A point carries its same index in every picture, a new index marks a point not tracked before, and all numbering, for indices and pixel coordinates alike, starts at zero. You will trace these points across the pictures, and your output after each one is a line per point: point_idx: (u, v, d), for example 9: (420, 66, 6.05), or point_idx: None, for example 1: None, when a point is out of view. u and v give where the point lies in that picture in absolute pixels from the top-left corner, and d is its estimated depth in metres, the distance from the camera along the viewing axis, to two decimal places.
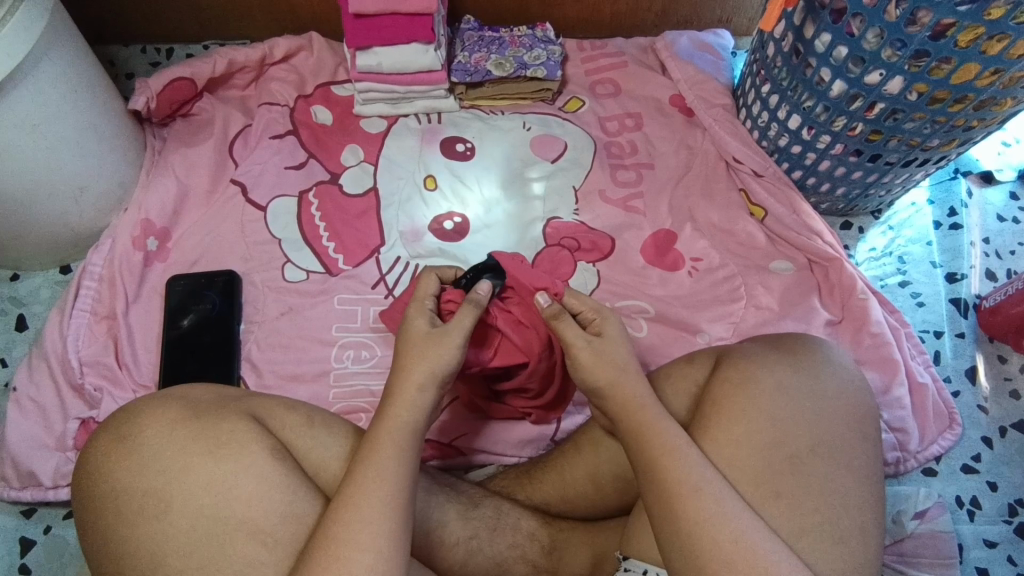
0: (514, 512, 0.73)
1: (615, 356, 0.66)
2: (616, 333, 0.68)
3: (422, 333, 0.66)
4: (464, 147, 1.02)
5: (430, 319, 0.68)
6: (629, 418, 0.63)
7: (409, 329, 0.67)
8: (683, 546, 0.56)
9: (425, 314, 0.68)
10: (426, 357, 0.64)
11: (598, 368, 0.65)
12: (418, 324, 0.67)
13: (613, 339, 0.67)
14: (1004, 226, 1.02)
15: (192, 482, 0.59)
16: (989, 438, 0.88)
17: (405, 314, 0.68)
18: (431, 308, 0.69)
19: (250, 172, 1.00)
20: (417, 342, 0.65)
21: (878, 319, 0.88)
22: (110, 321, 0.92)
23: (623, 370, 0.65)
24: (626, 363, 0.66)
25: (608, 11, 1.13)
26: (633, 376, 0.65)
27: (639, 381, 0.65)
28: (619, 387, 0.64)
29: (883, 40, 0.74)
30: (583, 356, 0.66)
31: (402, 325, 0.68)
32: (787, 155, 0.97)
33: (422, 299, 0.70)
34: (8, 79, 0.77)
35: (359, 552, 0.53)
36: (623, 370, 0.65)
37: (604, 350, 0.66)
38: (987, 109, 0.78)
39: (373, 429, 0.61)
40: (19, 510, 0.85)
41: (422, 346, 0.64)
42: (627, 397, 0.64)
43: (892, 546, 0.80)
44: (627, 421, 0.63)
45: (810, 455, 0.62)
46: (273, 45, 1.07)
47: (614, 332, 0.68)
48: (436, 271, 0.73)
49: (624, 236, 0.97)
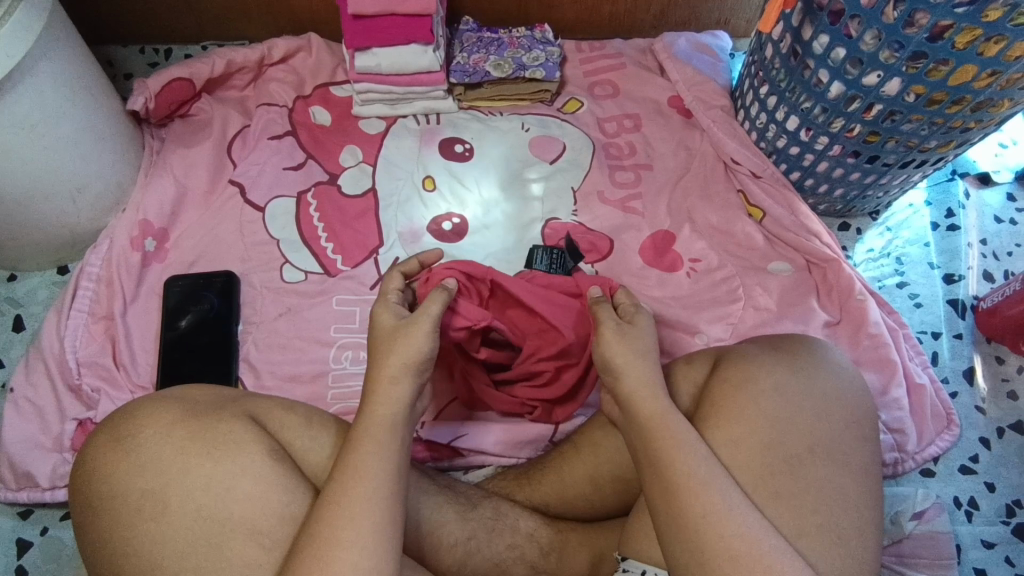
0: (513, 513, 0.73)
1: (639, 341, 0.67)
2: (647, 324, 0.70)
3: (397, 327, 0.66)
4: (463, 147, 1.02)
5: (396, 311, 0.68)
6: (638, 408, 0.63)
7: (376, 327, 0.67)
8: (688, 540, 0.56)
9: (391, 308, 0.68)
10: (414, 353, 0.64)
11: (619, 348, 0.66)
12: (388, 318, 0.67)
13: (644, 327, 0.69)
14: (1002, 228, 1.02)
15: (189, 483, 0.59)
16: (987, 438, 0.88)
17: (372, 312, 0.69)
18: (394, 301, 0.70)
19: (249, 173, 1.00)
20: (384, 336, 0.65)
21: (876, 320, 0.88)
22: (108, 322, 0.92)
23: (639, 358, 0.66)
24: (647, 351, 0.67)
25: (605, 12, 1.13)
26: (640, 370, 0.65)
27: (655, 368, 0.66)
28: (627, 375, 0.65)
29: (881, 42, 0.75)
30: (608, 333, 0.67)
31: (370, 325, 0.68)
32: (785, 156, 0.97)
33: (387, 293, 0.71)
34: (7, 79, 0.76)
35: (358, 553, 0.53)
36: (641, 355, 0.66)
37: (630, 334, 0.68)
38: (984, 111, 0.79)
39: (354, 426, 0.61)
40: (15, 511, 0.85)
41: (388, 339, 0.65)
42: (636, 386, 0.64)
43: (891, 547, 0.80)
44: (636, 409, 0.63)
45: (809, 455, 0.62)
46: (272, 46, 1.07)
47: (645, 324, 0.70)
48: (398, 267, 0.73)
49: (622, 238, 0.97)
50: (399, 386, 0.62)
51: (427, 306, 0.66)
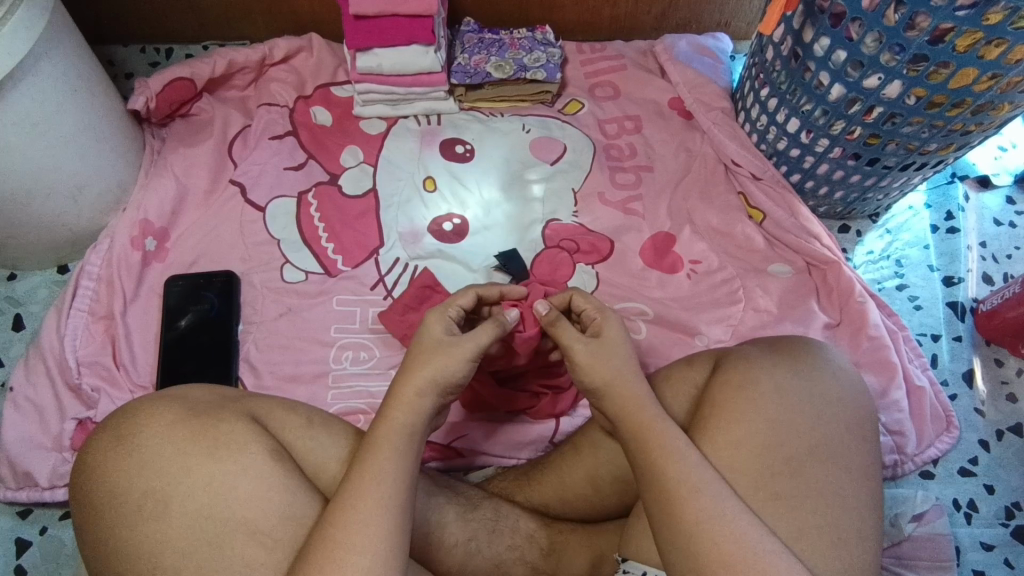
0: (512, 515, 0.73)
1: (613, 357, 0.66)
2: (617, 334, 0.68)
3: (434, 339, 0.66)
4: (464, 148, 1.02)
5: (448, 325, 0.68)
6: (629, 419, 0.63)
7: (425, 336, 0.67)
8: (682, 547, 0.56)
9: (444, 322, 0.68)
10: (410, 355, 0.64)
11: (595, 368, 0.66)
12: (436, 333, 0.67)
13: (615, 339, 0.68)
14: (1000, 231, 1.03)
15: (190, 483, 0.59)
16: (986, 441, 0.89)
17: (424, 320, 0.69)
18: (453, 316, 0.70)
19: (249, 173, 1.00)
20: (428, 349, 0.65)
21: (877, 322, 0.88)
22: (108, 322, 0.92)
23: (621, 372, 0.65)
24: (626, 365, 0.66)
25: (607, 14, 1.13)
26: (625, 382, 0.65)
27: (636, 381, 0.65)
28: (619, 389, 0.65)
29: (882, 45, 0.75)
30: (579, 358, 0.67)
31: (417, 333, 0.68)
32: (785, 158, 0.98)
33: (449, 306, 0.70)
34: (8, 77, 0.76)
35: (357, 555, 0.53)
36: (622, 370, 0.65)
37: (602, 351, 0.67)
38: (984, 114, 0.79)
39: (370, 431, 0.61)
40: (15, 511, 0.85)
41: (426, 352, 0.65)
42: (621, 399, 0.64)
43: (890, 549, 0.80)
44: (626, 421, 0.63)
45: (809, 457, 0.62)
46: (273, 46, 1.07)
47: (613, 333, 0.69)
48: (477, 287, 0.73)
49: (623, 239, 0.97)
50: (420, 396, 0.62)
51: (478, 333, 0.67)
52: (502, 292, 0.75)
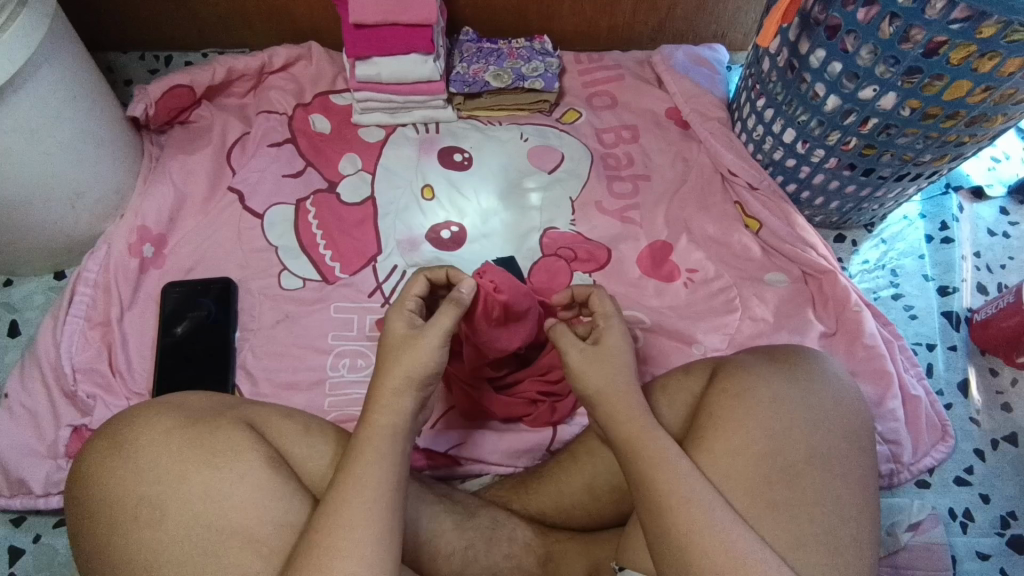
0: (509, 523, 0.73)
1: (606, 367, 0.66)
2: (616, 342, 0.69)
3: (399, 336, 0.65)
4: (462, 157, 1.03)
5: (410, 321, 0.66)
6: (619, 431, 0.63)
7: (389, 335, 0.66)
8: (676, 557, 0.56)
9: (404, 314, 0.67)
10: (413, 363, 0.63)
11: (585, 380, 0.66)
12: (399, 328, 0.65)
13: (602, 348, 0.68)
14: (994, 241, 1.04)
15: (186, 490, 0.58)
16: (981, 450, 0.89)
17: (385, 317, 0.67)
18: (412, 309, 0.67)
19: (248, 180, 1.00)
20: (393, 348, 0.64)
21: (872, 331, 0.89)
22: (104, 328, 0.91)
23: (612, 383, 0.66)
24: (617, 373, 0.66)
25: (604, 25, 1.14)
26: (618, 395, 0.65)
27: (624, 389, 0.65)
28: (614, 400, 0.65)
29: (877, 57, 0.76)
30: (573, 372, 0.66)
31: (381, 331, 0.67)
32: (781, 168, 0.98)
33: (404, 300, 0.68)
34: (8, 84, 0.77)
35: (349, 562, 0.53)
36: (614, 383, 0.66)
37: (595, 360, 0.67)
38: (978, 126, 0.80)
39: (356, 434, 0.61)
40: (8, 519, 0.84)
41: (392, 353, 0.64)
42: (615, 411, 0.64)
43: (887, 558, 0.80)
44: (618, 431, 0.64)
45: (806, 466, 0.62)
46: (272, 54, 1.08)
47: (614, 340, 0.69)
48: (425, 272, 0.70)
49: (620, 247, 0.97)
50: (400, 398, 0.62)
51: (437, 319, 0.65)
52: (449, 274, 0.70)
